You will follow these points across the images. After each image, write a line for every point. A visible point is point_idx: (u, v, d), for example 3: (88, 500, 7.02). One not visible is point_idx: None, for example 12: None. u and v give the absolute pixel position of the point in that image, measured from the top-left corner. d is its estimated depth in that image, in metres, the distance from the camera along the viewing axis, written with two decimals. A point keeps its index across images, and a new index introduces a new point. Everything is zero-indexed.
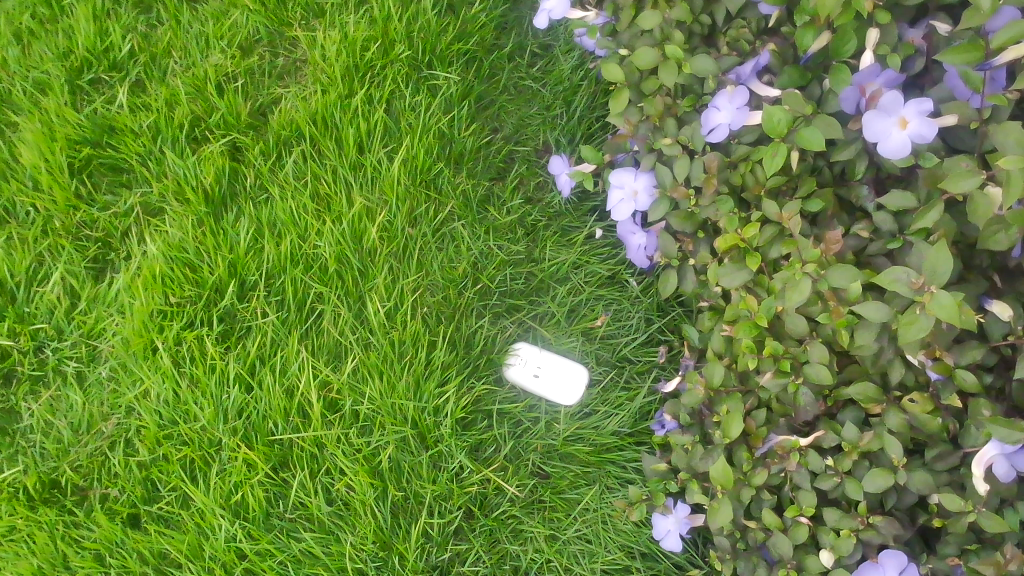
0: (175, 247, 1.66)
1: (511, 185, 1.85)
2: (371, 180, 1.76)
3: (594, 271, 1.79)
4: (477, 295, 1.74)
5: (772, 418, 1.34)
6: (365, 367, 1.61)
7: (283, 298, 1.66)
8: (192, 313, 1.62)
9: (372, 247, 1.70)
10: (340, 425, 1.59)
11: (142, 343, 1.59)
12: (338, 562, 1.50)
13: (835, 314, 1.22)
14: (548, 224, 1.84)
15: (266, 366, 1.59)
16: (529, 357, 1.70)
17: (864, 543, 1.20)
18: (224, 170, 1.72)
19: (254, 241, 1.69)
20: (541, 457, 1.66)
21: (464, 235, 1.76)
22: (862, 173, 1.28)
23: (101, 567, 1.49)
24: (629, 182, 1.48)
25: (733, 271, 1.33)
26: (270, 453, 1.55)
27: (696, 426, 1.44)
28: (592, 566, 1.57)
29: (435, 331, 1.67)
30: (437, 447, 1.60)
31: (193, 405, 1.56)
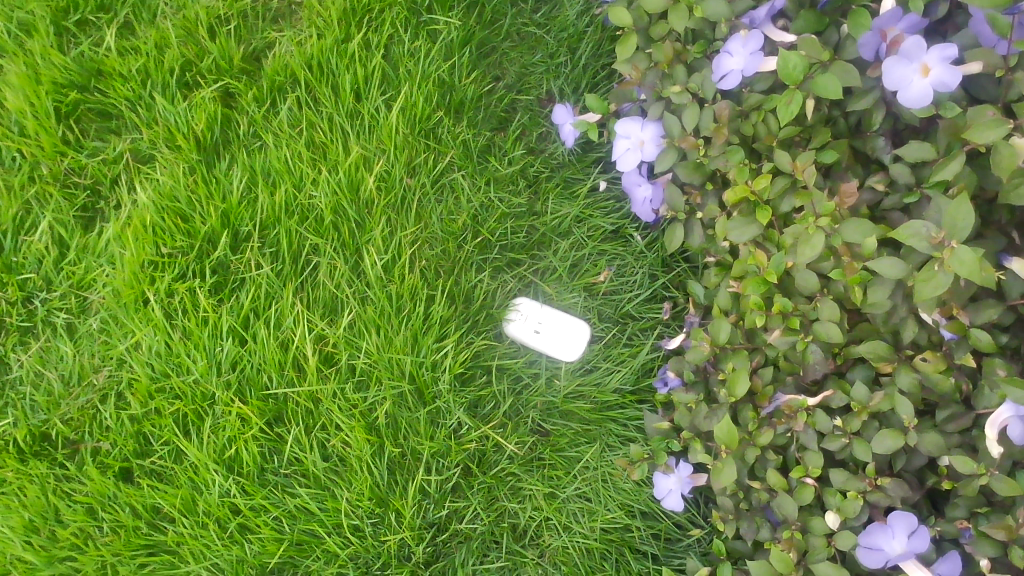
0: (166, 196, 1.61)
1: (513, 135, 1.78)
2: (369, 129, 1.70)
3: (597, 225, 1.73)
4: (477, 249, 1.69)
5: (779, 376, 1.30)
6: (362, 321, 1.58)
7: (278, 250, 1.62)
8: (184, 264, 1.58)
9: (370, 198, 1.65)
10: (337, 379, 1.55)
11: (133, 294, 1.55)
12: (334, 518, 1.49)
13: (849, 270, 1.17)
14: (551, 176, 1.79)
15: (260, 318, 1.56)
16: (530, 312, 1.66)
17: (871, 505, 1.17)
18: (217, 117, 1.67)
19: (248, 191, 1.65)
20: (541, 414, 1.63)
21: (464, 186, 1.70)
22: (879, 124, 1.23)
23: (95, 521, 1.48)
24: (636, 132, 1.42)
25: (742, 225, 1.28)
26: (265, 408, 1.52)
27: (700, 384, 1.41)
28: (591, 525, 1.55)
29: (434, 284, 1.63)
30: (436, 403, 1.57)
31: (185, 358, 1.52)
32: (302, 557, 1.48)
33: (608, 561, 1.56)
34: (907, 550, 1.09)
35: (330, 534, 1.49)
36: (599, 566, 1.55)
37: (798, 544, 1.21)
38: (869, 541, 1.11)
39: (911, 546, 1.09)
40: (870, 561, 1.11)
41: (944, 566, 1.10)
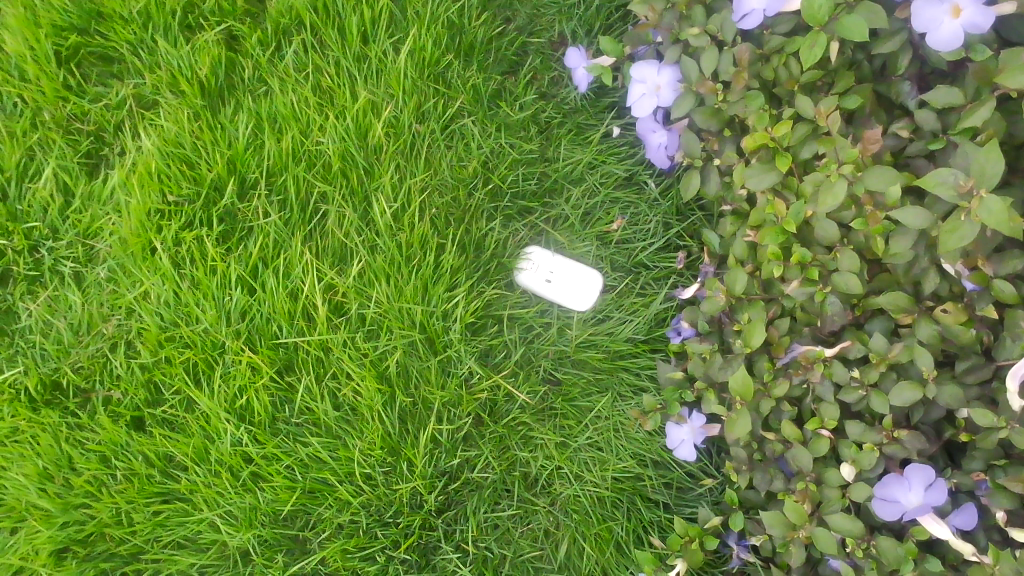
0: (171, 143, 1.58)
1: (524, 79, 1.73)
2: (377, 73, 1.66)
3: (610, 171, 1.70)
4: (488, 196, 1.66)
5: (796, 327, 1.28)
6: (371, 270, 1.56)
7: (285, 197, 1.59)
8: (191, 212, 1.56)
9: (379, 144, 1.62)
10: (346, 329, 1.54)
11: (140, 243, 1.54)
12: (346, 466, 1.49)
13: (872, 220, 1.14)
14: (563, 121, 1.74)
15: (269, 267, 1.54)
16: (541, 261, 1.64)
17: (887, 457, 1.16)
18: (221, 61, 1.62)
19: (254, 137, 1.61)
20: (552, 363, 1.62)
21: (475, 132, 1.66)
22: (905, 68, 1.19)
23: (108, 469, 1.48)
24: (652, 76, 1.38)
25: (761, 173, 1.25)
26: (275, 357, 1.51)
27: (714, 334, 1.40)
28: (602, 474, 1.55)
29: (444, 233, 1.61)
30: (447, 352, 1.56)
31: (194, 307, 1.51)
32: (314, 504, 1.49)
33: (620, 509, 1.56)
34: (924, 503, 1.08)
35: (343, 483, 1.50)
36: (611, 515, 1.55)
37: (812, 495, 1.21)
38: (886, 493, 1.10)
39: (929, 499, 1.08)
40: (887, 513, 1.11)
41: (958, 518, 1.11)
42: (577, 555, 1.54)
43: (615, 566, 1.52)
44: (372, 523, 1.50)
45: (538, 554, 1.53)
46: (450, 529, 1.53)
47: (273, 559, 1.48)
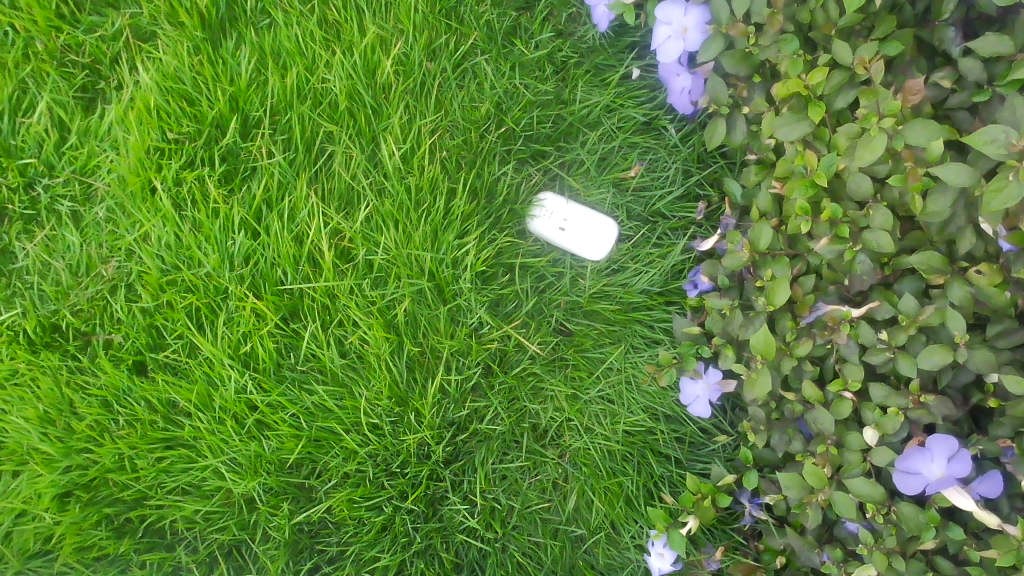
0: (170, 78, 1.51)
1: (540, 15, 1.63)
2: (386, 5, 1.58)
3: (628, 115, 1.62)
4: (501, 139, 1.59)
5: (821, 285, 1.23)
6: (379, 215, 1.51)
7: (290, 137, 1.53)
8: (192, 151, 1.50)
9: (388, 83, 1.55)
10: (354, 275, 1.50)
11: (140, 182, 1.49)
12: (353, 415, 1.46)
13: (911, 176, 1.09)
14: (580, 62, 1.65)
15: (273, 211, 1.49)
16: (555, 209, 1.56)
17: (912, 422, 1.13)
18: None
19: (258, 73, 1.54)
20: (564, 313, 1.57)
21: (488, 71, 1.59)
22: (950, 13, 1.13)
23: (109, 414, 1.46)
24: (678, 18, 1.27)
25: (791, 122, 1.18)
26: (279, 303, 1.48)
27: (734, 289, 1.34)
28: (613, 427, 1.52)
29: (455, 177, 1.56)
30: (456, 301, 1.52)
31: (196, 251, 1.47)
32: (320, 453, 1.47)
33: (630, 463, 1.54)
34: (946, 475, 1.04)
35: (349, 432, 1.47)
36: (620, 469, 1.53)
37: (833, 459, 1.17)
38: (908, 466, 1.06)
39: (951, 470, 1.04)
40: (908, 486, 1.07)
41: (983, 486, 1.07)
42: (586, 508, 1.52)
43: (624, 520, 1.51)
44: (379, 472, 1.48)
45: (546, 506, 1.52)
46: (458, 479, 1.51)
47: (278, 506, 1.46)
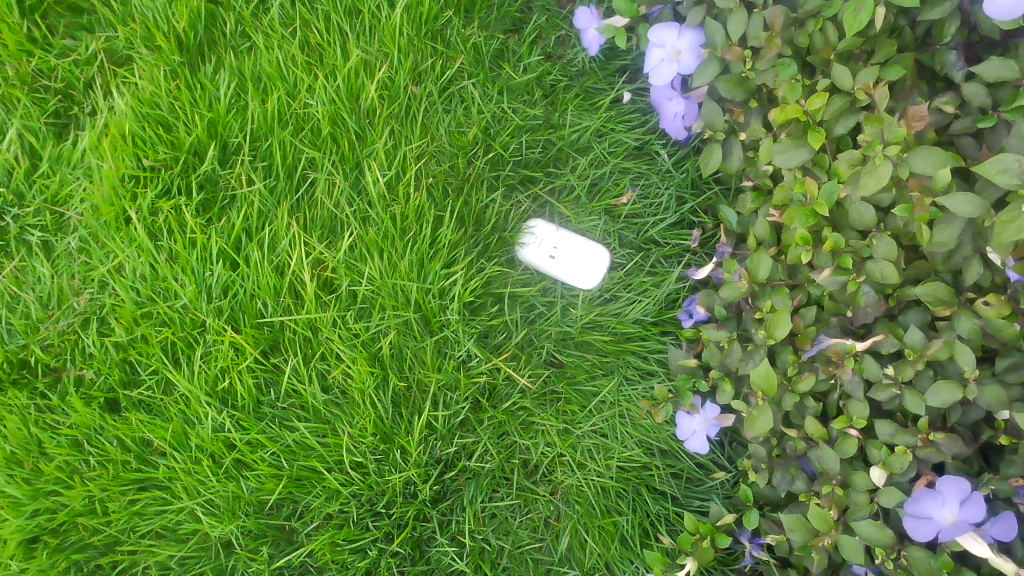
0: (146, 103, 1.46)
1: (529, 38, 1.60)
2: (370, 29, 1.53)
3: (620, 140, 1.57)
4: (489, 165, 1.55)
5: (823, 317, 1.18)
6: (364, 244, 1.46)
7: (270, 164, 1.48)
8: (168, 180, 1.44)
9: (372, 107, 1.50)
10: (337, 307, 1.45)
11: (114, 212, 1.43)
12: (335, 453, 1.40)
13: (917, 207, 1.04)
14: (570, 86, 1.61)
15: (253, 240, 1.44)
16: (545, 237, 1.52)
17: (920, 461, 1.08)
18: (200, 14, 1.49)
19: (237, 98, 1.49)
20: (555, 345, 1.52)
21: (475, 95, 1.55)
22: (952, 36, 1.09)
23: (80, 454, 1.39)
24: (672, 40, 1.23)
25: (790, 149, 1.14)
26: (259, 336, 1.42)
27: (732, 320, 1.29)
28: (607, 463, 1.47)
29: (442, 205, 1.51)
30: (443, 333, 1.47)
31: (172, 282, 1.41)
32: (302, 493, 1.40)
33: (625, 500, 1.48)
34: (958, 520, 0.98)
35: (331, 471, 1.41)
36: (615, 507, 1.48)
37: (838, 500, 1.12)
38: (919, 510, 1.01)
39: (963, 515, 0.98)
40: (920, 533, 1.01)
41: (996, 529, 1.03)
42: (579, 548, 1.46)
43: (619, 560, 1.44)
44: (363, 513, 1.41)
45: (537, 546, 1.46)
46: (445, 519, 1.45)
47: (257, 550, 1.39)
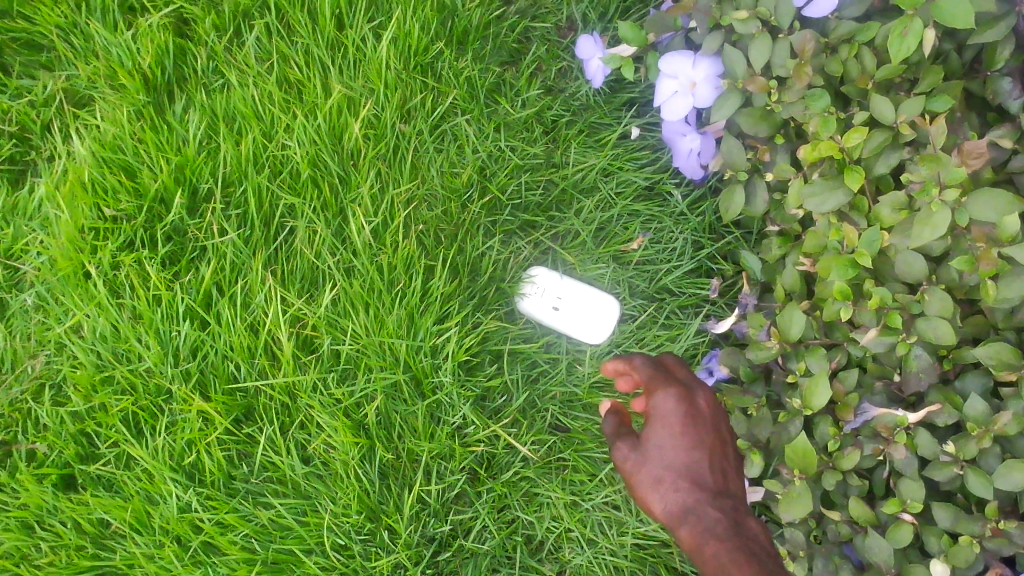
0: (108, 147, 1.33)
1: (527, 70, 1.47)
2: (354, 63, 1.41)
3: (628, 180, 1.44)
4: (485, 209, 1.41)
5: (866, 382, 1.03)
6: (347, 298, 1.32)
7: (245, 211, 1.35)
8: (131, 231, 1.31)
9: (356, 147, 1.37)
10: (318, 369, 1.31)
11: (71, 267, 1.29)
12: (316, 534, 1.25)
13: (982, 259, 0.89)
14: (573, 121, 1.48)
15: (225, 296, 1.30)
16: (548, 286, 1.38)
17: (988, 553, 0.92)
18: (168, 49, 1.36)
19: (208, 140, 1.36)
20: (561, 407, 1.37)
21: (470, 132, 1.41)
22: (1008, 60, 0.95)
23: (30, 538, 1.24)
24: (686, 71, 1.11)
25: (823, 191, 1.00)
26: (231, 403, 1.28)
27: (759, 383, 1.15)
28: (621, 540, 1.31)
29: (434, 253, 1.37)
30: (436, 396, 1.32)
31: (135, 345, 1.27)
32: None
33: None
34: None
35: (311, 554, 1.26)
36: None
37: None
38: None
39: None
40: None
41: None
42: None
43: None
44: None
45: None
46: None
47: None
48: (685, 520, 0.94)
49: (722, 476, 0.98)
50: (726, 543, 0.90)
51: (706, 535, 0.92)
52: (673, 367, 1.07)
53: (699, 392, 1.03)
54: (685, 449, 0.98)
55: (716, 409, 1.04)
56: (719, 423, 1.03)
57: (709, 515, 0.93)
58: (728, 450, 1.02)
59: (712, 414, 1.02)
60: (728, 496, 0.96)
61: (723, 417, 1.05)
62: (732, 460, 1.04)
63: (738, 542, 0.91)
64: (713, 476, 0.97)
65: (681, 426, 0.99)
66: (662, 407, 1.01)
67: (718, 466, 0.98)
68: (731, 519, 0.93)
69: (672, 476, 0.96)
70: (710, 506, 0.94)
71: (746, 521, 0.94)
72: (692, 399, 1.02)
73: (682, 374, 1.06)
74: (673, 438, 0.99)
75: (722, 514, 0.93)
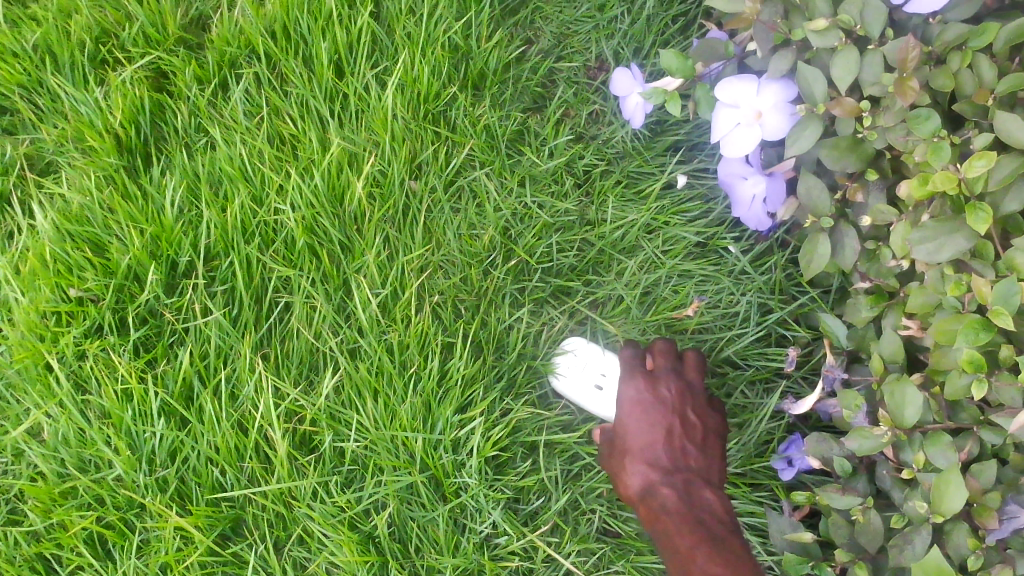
0: (74, 218, 1.15)
1: (554, 116, 1.29)
2: (356, 114, 1.23)
3: (676, 236, 1.24)
4: (510, 275, 1.21)
5: (1008, 477, 0.80)
6: (352, 386, 1.11)
7: (232, 287, 1.16)
8: (98, 314, 1.12)
9: (360, 210, 1.18)
10: (318, 471, 1.09)
11: (28, 358, 1.10)
12: None
13: None
14: (608, 171, 1.28)
15: (208, 388, 1.10)
16: (588, 362, 1.16)
17: None
18: (144, 106, 1.20)
19: (189, 207, 1.18)
20: (610, 508, 1.14)
21: (490, 188, 1.23)
22: None
23: None
24: (749, 99, 0.92)
25: (937, 236, 0.79)
26: (216, 517, 1.07)
27: (861, 477, 0.92)
28: None
29: (453, 329, 1.17)
30: (459, 499, 1.10)
31: (101, 449, 1.07)
32: None
33: None
34: None
35: None
36: None
37: None
38: None
39: None
40: None
41: None
42: None
43: None
44: None
45: None
46: None
47: None
48: (641, 497, 0.97)
49: (683, 452, 0.99)
50: (677, 520, 0.92)
51: (661, 513, 0.94)
52: (655, 354, 1.07)
53: (667, 375, 1.03)
54: (644, 430, 1.00)
55: (687, 392, 1.03)
56: (691, 408, 1.02)
57: (661, 493, 0.95)
58: (699, 432, 1.01)
59: (679, 398, 1.01)
60: (687, 470, 0.97)
61: (699, 401, 1.03)
62: (711, 445, 1.01)
63: (686, 511, 0.93)
64: (672, 452, 0.98)
65: (639, 409, 1.01)
66: (624, 391, 1.03)
67: (679, 445, 0.99)
68: (682, 491, 0.95)
69: (631, 456, 0.99)
70: (662, 484, 0.96)
71: (701, 491, 0.96)
72: (657, 384, 1.03)
73: (660, 360, 1.06)
74: (632, 421, 1.01)
75: (674, 492, 0.95)
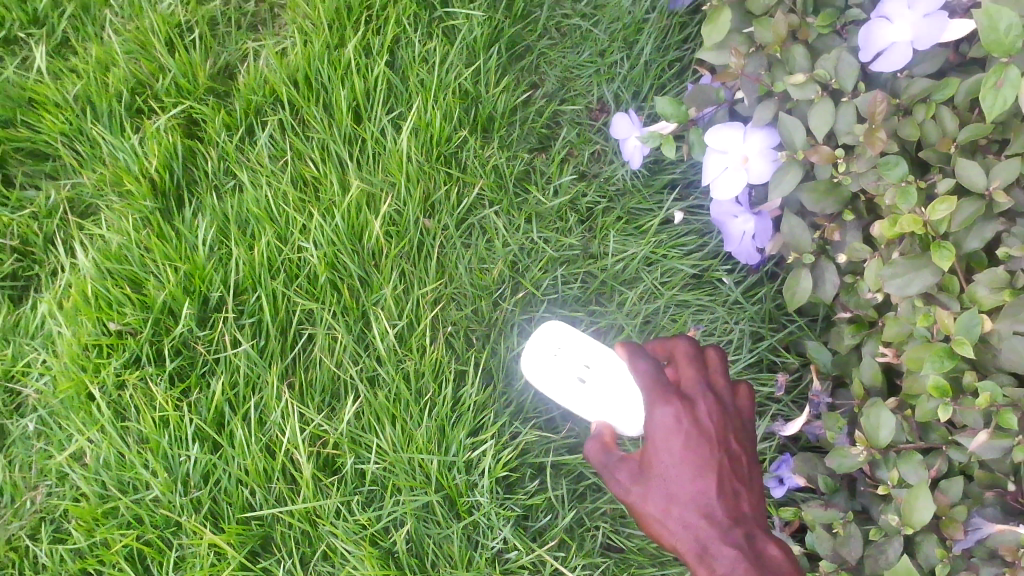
0: (114, 257, 1.24)
1: (558, 156, 1.38)
2: (374, 158, 1.32)
3: (674, 268, 1.32)
4: (518, 306, 1.29)
5: (975, 491, 0.87)
6: (371, 412, 1.20)
7: (259, 319, 1.24)
8: (137, 346, 1.21)
9: (377, 246, 1.27)
10: (340, 491, 1.17)
11: (72, 388, 1.19)
12: None
13: None
14: (610, 207, 1.37)
15: (238, 414, 1.18)
16: (569, 351, 1.05)
17: None
18: (177, 151, 1.30)
19: (220, 245, 1.27)
20: (613, 525, 1.22)
21: (499, 225, 1.31)
22: None
23: None
24: (736, 145, 1.00)
25: (906, 272, 0.87)
26: (246, 535, 1.15)
27: (842, 494, 0.99)
28: None
29: (465, 358, 1.25)
30: (472, 517, 1.18)
31: (139, 472, 1.16)
32: None
33: None
34: None
35: None
36: None
37: None
38: None
39: None
40: None
41: None
42: None
43: None
44: None
45: None
46: None
47: None
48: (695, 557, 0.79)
49: (736, 493, 0.80)
50: None
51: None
52: (679, 367, 0.87)
53: (702, 394, 0.84)
54: (690, 476, 0.80)
55: (725, 411, 0.84)
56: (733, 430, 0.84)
57: (723, 553, 0.78)
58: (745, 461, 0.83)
59: (723, 426, 0.82)
60: (744, 517, 0.80)
61: (737, 418, 0.85)
62: None
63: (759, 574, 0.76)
64: (726, 499, 0.80)
65: (679, 443, 0.81)
66: (655, 422, 0.83)
67: (733, 487, 0.80)
68: (749, 549, 0.78)
69: (679, 508, 0.80)
70: (722, 542, 0.78)
71: (764, 542, 0.79)
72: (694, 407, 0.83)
73: (689, 377, 0.85)
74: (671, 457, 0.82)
75: (740, 550, 0.77)
